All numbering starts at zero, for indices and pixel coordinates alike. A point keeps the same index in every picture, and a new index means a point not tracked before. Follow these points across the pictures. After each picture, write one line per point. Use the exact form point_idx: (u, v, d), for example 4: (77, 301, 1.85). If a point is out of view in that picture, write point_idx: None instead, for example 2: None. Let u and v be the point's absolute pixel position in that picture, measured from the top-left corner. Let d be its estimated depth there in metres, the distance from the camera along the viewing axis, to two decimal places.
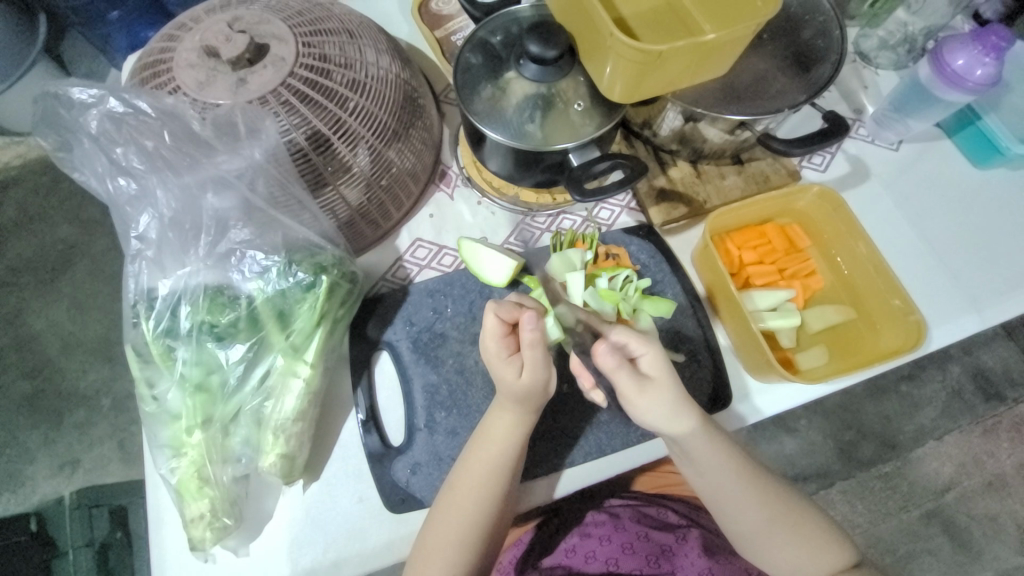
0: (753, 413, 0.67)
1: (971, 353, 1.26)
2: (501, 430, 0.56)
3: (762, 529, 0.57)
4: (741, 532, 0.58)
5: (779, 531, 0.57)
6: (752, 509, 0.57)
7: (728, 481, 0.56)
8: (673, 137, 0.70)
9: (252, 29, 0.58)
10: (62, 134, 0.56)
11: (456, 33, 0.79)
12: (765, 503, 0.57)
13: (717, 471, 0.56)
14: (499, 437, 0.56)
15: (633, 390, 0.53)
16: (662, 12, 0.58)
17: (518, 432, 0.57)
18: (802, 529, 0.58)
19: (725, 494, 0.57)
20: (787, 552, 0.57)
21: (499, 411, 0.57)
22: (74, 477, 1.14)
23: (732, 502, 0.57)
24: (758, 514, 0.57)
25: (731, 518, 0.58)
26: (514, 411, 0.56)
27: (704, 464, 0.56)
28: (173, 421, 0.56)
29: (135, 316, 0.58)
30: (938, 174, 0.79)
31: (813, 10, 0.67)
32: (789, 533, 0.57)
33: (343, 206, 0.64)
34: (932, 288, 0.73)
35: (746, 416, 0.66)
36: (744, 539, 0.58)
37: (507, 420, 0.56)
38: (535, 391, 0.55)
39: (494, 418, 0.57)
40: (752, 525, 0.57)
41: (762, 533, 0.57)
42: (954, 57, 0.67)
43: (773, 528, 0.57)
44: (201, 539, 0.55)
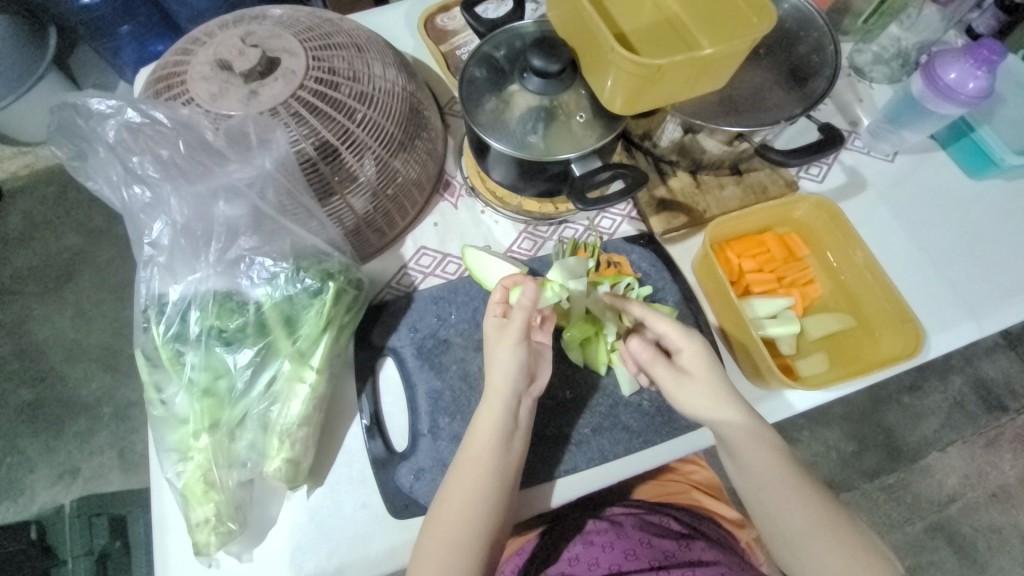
0: (779, 410, 0.67)
1: (971, 364, 1.26)
2: (488, 422, 0.57)
3: (811, 536, 0.56)
4: (791, 538, 0.56)
5: (828, 538, 0.56)
6: (800, 509, 0.57)
7: (774, 475, 0.57)
8: (673, 148, 0.72)
9: (264, 43, 0.60)
10: (79, 143, 0.58)
11: (460, 48, 0.82)
12: (812, 505, 0.57)
13: (762, 464, 0.57)
14: (488, 430, 0.57)
15: (676, 381, 0.59)
16: (661, 29, 0.60)
17: (504, 423, 0.58)
18: (851, 542, 0.56)
19: (771, 491, 0.57)
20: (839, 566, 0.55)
21: (486, 403, 0.58)
22: (74, 486, 1.14)
23: (779, 500, 0.57)
24: (805, 518, 0.56)
25: (774, 513, 0.57)
26: (499, 402, 0.58)
27: (749, 457, 0.58)
28: (180, 425, 0.57)
29: (146, 321, 0.59)
30: (934, 184, 0.80)
31: (807, 27, 0.69)
32: (838, 543, 0.56)
33: (350, 214, 0.66)
34: (930, 296, 0.73)
35: (767, 414, 0.67)
36: (793, 547, 0.56)
37: (493, 412, 0.58)
38: (514, 379, 0.58)
39: (483, 412, 0.58)
40: (801, 528, 0.56)
41: (812, 539, 0.56)
42: (947, 71, 0.69)
43: (822, 535, 0.56)
44: (205, 543, 0.55)
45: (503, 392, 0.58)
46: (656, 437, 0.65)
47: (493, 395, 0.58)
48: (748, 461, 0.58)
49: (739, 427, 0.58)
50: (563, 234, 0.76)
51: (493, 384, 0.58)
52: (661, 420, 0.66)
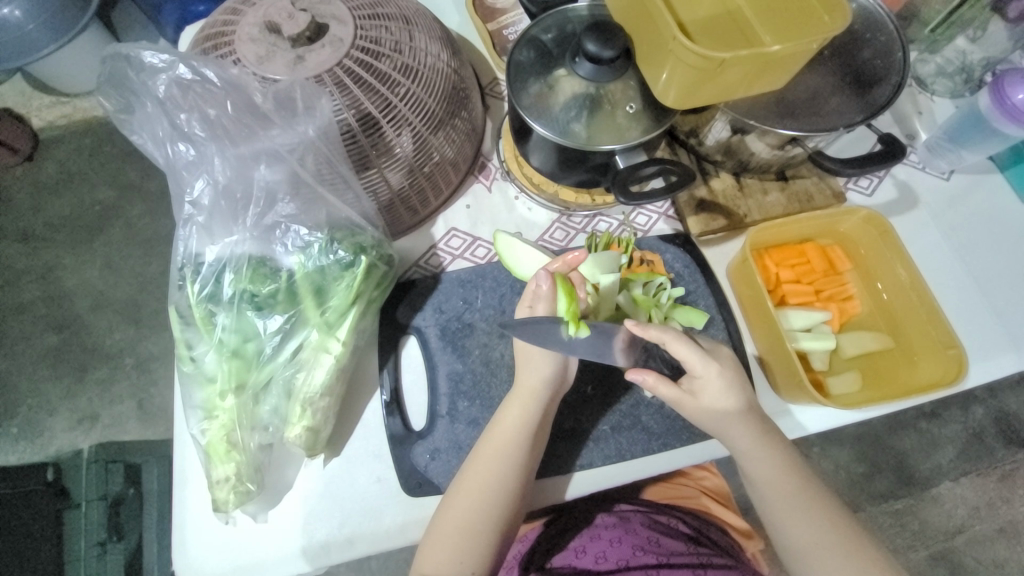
0: (797, 428, 0.66)
1: (995, 396, 1.22)
2: (516, 413, 0.58)
3: (818, 549, 0.55)
4: (796, 550, 0.55)
5: (837, 553, 0.54)
6: (809, 522, 0.55)
7: (781, 486, 0.57)
8: (719, 148, 0.69)
9: (314, 8, 0.58)
10: (128, 96, 0.58)
11: (508, 27, 0.80)
12: (821, 520, 0.56)
13: (767, 476, 0.57)
14: (515, 420, 0.57)
15: (681, 400, 0.57)
16: (722, 22, 0.57)
17: (533, 417, 0.58)
18: (863, 560, 0.54)
19: (777, 502, 0.56)
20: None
21: (516, 395, 0.59)
22: (92, 432, 1.18)
23: (785, 510, 0.56)
24: (814, 532, 0.55)
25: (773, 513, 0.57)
26: (530, 395, 0.58)
27: (755, 467, 0.57)
28: (208, 383, 0.58)
29: (181, 279, 0.60)
30: (988, 208, 0.77)
31: (875, 30, 0.65)
32: (848, 559, 0.54)
33: (385, 189, 0.65)
34: (974, 324, 0.71)
35: (788, 431, 0.66)
36: (799, 560, 0.55)
37: (523, 404, 0.58)
38: (546, 375, 0.58)
39: (510, 402, 0.59)
40: (808, 542, 0.55)
41: (819, 553, 0.54)
42: (1014, 90, 0.66)
43: (831, 550, 0.54)
44: (224, 501, 0.57)
45: (535, 384, 0.58)
46: (674, 441, 0.64)
47: (525, 387, 0.58)
48: (754, 470, 0.57)
49: (747, 438, 0.57)
50: (596, 227, 0.75)
51: (528, 380, 0.58)
52: (682, 424, 0.65)
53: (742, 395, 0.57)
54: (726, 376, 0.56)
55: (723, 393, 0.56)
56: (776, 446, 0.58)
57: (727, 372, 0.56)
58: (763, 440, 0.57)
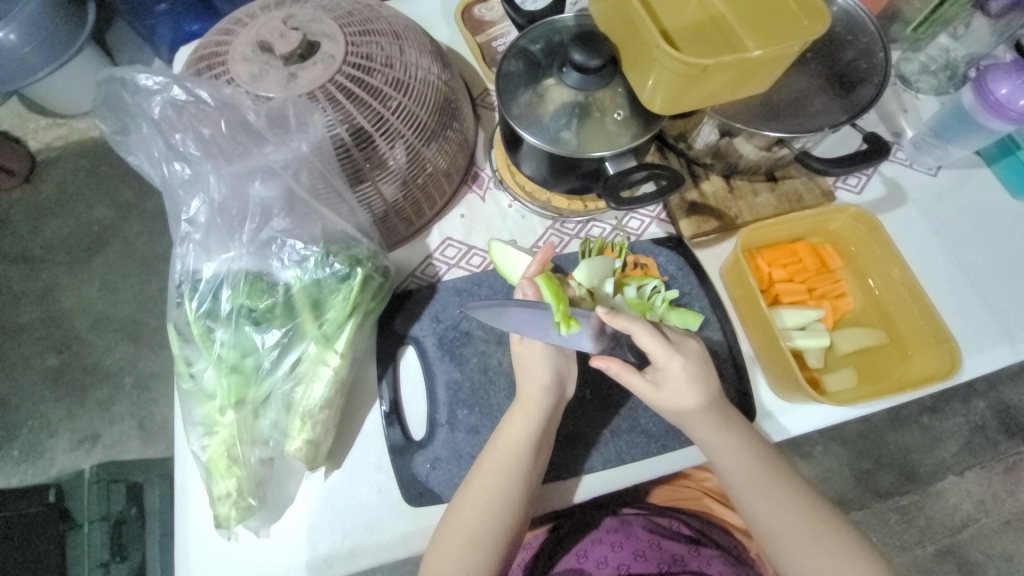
0: (781, 430, 0.66)
1: (995, 388, 1.23)
2: (520, 424, 0.58)
3: (789, 534, 0.56)
4: (769, 536, 0.56)
5: (808, 536, 0.55)
6: (778, 508, 0.56)
7: (748, 476, 0.57)
8: (708, 151, 0.70)
9: (305, 26, 0.60)
10: (123, 118, 0.59)
11: (497, 39, 0.82)
12: (789, 501, 0.56)
13: (734, 467, 0.57)
14: (519, 430, 0.57)
15: (644, 391, 0.57)
16: (706, 29, 0.58)
17: (536, 428, 0.58)
18: (833, 539, 0.55)
19: (747, 492, 0.57)
20: (817, 563, 0.55)
21: (520, 407, 0.59)
22: (93, 452, 1.17)
23: (754, 498, 0.57)
24: (784, 517, 0.56)
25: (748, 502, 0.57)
26: (532, 405, 0.58)
27: (721, 459, 0.58)
28: (208, 399, 0.58)
29: (179, 297, 0.60)
30: (977, 202, 0.78)
31: (856, 31, 0.67)
32: (816, 538, 0.55)
33: (379, 201, 0.66)
34: (967, 317, 0.71)
35: (771, 433, 0.66)
36: (773, 545, 0.56)
37: (527, 415, 0.58)
38: (548, 383, 0.59)
39: (514, 413, 0.59)
40: (779, 527, 0.56)
41: (790, 537, 0.55)
42: (997, 86, 0.67)
43: (799, 532, 0.55)
44: (226, 517, 0.57)
45: (538, 393, 0.59)
46: (674, 443, 0.65)
47: (529, 398, 0.59)
48: (721, 463, 0.58)
49: (711, 432, 0.57)
50: (589, 232, 0.76)
51: (531, 390, 0.59)
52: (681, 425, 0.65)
53: (704, 388, 0.56)
54: (689, 370, 0.55)
55: (686, 386, 0.56)
56: (741, 437, 0.58)
57: (690, 366, 0.56)
58: (728, 430, 0.57)
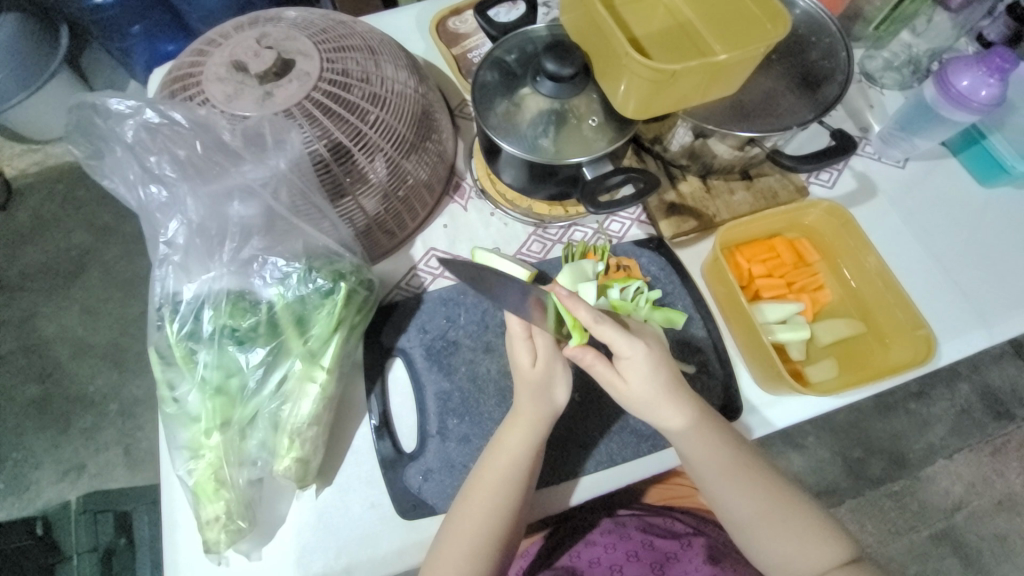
0: (761, 424, 0.67)
1: (979, 371, 1.25)
2: (517, 441, 0.57)
3: (760, 519, 0.56)
4: (740, 522, 0.57)
5: (778, 521, 0.56)
6: (749, 494, 0.57)
7: (716, 464, 0.57)
8: (683, 152, 0.72)
9: (279, 44, 0.60)
10: (96, 142, 0.58)
11: (472, 50, 0.83)
12: (757, 490, 0.57)
13: (704, 457, 0.57)
14: (516, 446, 0.57)
15: (612, 382, 0.57)
16: (674, 35, 0.60)
17: (532, 444, 0.58)
18: (801, 523, 0.56)
19: (717, 481, 0.57)
20: (787, 547, 0.56)
21: (517, 422, 0.58)
22: (80, 482, 1.14)
23: (725, 485, 0.57)
24: (754, 503, 0.57)
25: (718, 495, 0.58)
26: (531, 424, 0.58)
27: (688, 450, 0.58)
28: (192, 423, 0.57)
29: (160, 319, 0.60)
30: (945, 191, 0.80)
31: (819, 32, 0.69)
32: (782, 525, 0.56)
33: (361, 215, 0.66)
34: (941, 303, 0.73)
35: (751, 429, 0.67)
36: (744, 531, 0.57)
37: (523, 430, 0.58)
38: (548, 407, 0.58)
39: (510, 428, 0.58)
40: (749, 514, 0.56)
41: (758, 523, 0.56)
42: (959, 78, 0.69)
43: (766, 519, 0.56)
44: (215, 541, 0.56)
45: (537, 410, 0.58)
46: (663, 442, 0.65)
47: (529, 413, 0.58)
48: (689, 452, 0.58)
49: (679, 423, 0.57)
50: (572, 237, 0.76)
51: (528, 407, 0.58)
52: None
53: (668, 376, 0.57)
54: (653, 357, 0.56)
55: (651, 374, 0.56)
56: (709, 425, 0.58)
57: (653, 352, 0.56)
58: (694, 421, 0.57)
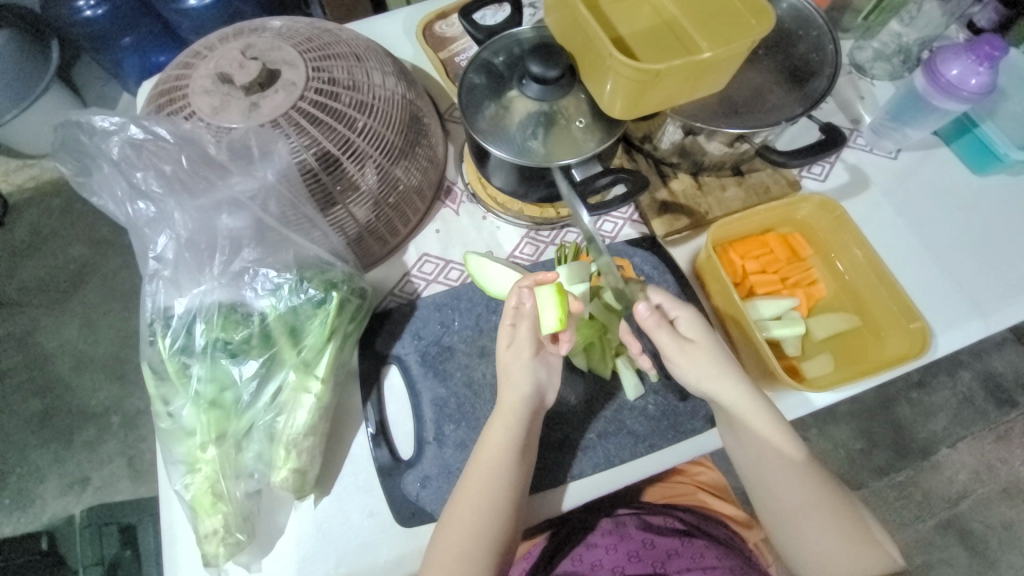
0: (801, 406, 0.66)
1: (980, 359, 1.25)
2: (501, 434, 0.58)
3: (806, 512, 0.56)
4: (783, 512, 0.57)
5: (822, 517, 0.56)
6: (798, 487, 0.56)
7: (771, 453, 0.57)
8: (674, 150, 0.72)
9: (264, 55, 0.60)
10: (83, 159, 0.58)
11: (459, 54, 0.83)
12: (809, 486, 0.57)
13: (763, 442, 0.57)
14: (500, 442, 0.57)
15: (678, 349, 0.59)
16: (659, 33, 0.60)
17: (517, 436, 0.58)
18: (844, 522, 0.56)
19: (769, 469, 0.57)
20: (832, 546, 0.56)
21: (500, 416, 0.59)
22: (84, 495, 1.15)
23: (776, 475, 0.57)
24: (802, 495, 0.56)
25: (770, 488, 0.57)
26: (511, 414, 0.58)
27: (748, 433, 0.58)
28: (187, 437, 0.57)
29: (152, 335, 0.60)
30: (938, 181, 0.80)
31: (807, 25, 0.69)
32: (831, 523, 0.56)
33: (352, 223, 0.66)
34: (936, 294, 0.73)
35: (789, 411, 0.66)
36: (786, 523, 0.57)
37: (506, 424, 0.58)
38: (527, 394, 0.59)
39: (494, 423, 0.58)
40: (799, 508, 0.56)
41: (806, 519, 0.56)
42: (948, 68, 0.69)
43: (817, 516, 0.56)
44: (214, 554, 0.56)
45: (516, 399, 0.58)
46: (661, 441, 0.65)
47: (509, 404, 0.58)
48: (748, 436, 0.58)
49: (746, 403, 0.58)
50: (564, 239, 0.76)
51: (509, 397, 0.59)
52: (667, 423, 0.66)
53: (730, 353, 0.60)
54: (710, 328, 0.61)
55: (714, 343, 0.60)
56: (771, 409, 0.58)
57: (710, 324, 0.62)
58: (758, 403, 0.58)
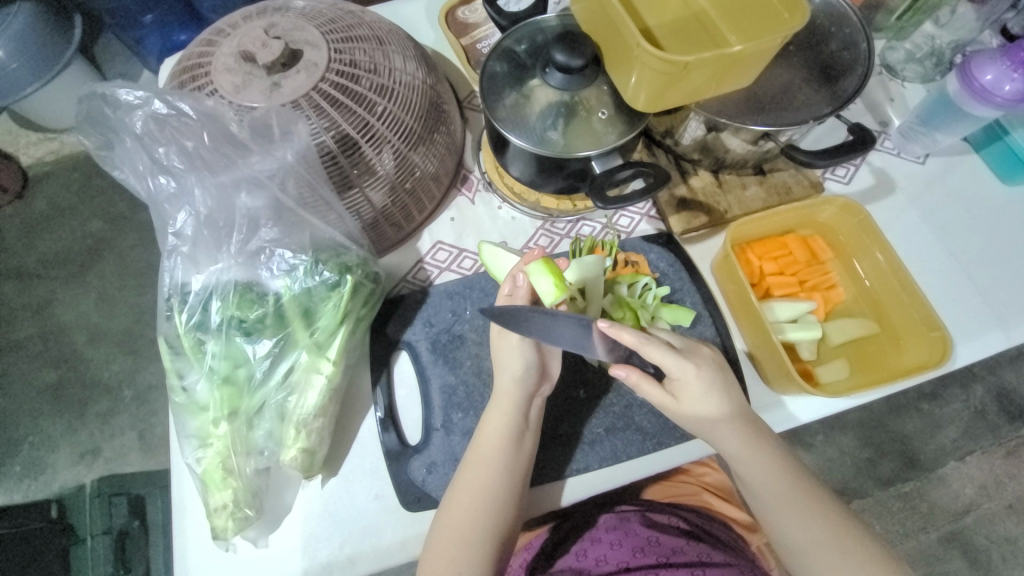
0: (784, 420, 0.66)
1: (995, 373, 1.23)
2: (497, 417, 0.58)
3: (814, 547, 0.54)
4: (790, 546, 0.56)
5: (834, 551, 0.54)
6: (804, 521, 0.55)
7: (772, 485, 0.56)
8: (695, 146, 0.70)
9: (288, 35, 0.60)
10: (106, 133, 0.59)
11: (481, 41, 0.82)
12: (815, 516, 0.55)
13: (761, 480, 0.56)
14: (498, 425, 0.58)
15: (663, 403, 0.57)
16: (688, 25, 0.59)
17: (513, 420, 0.58)
18: (859, 554, 0.54)
19: (771, 503, 0.56)
20: None
21: (497, 400, 0.59)
22: (95, 465, 1.17)
23: (779, 508, 0.56)
24: (808, 529, 0.55)
25: (775, 519, 0.56)
26: (507, 398, 0.58)
27: (745, 469, 0.57)
28: (200, 412, 0.58)
29: (169, 310, 0.60)
30: (966, 188, 0.78)
31: (840, 22, 0.67)
32: (842, 557, 0.54)
33: (367, 207, 0.66)
34: (957, 303, 0.71)
35: (774, 424, 0.66)
36: (796, 558, 0.56)
37: (503, 407, 0.58)
38: (519, 374, 0.58)
39: (491, 407, 0.59)
40: (804, 540, 0.55)
41: (814, 552, 0.54)
42: (982, 72, 0.67)
43: (826, 549, 0.54)
44: (223, 528, 0.57)
45: (509, 382, 0.58)
46: (669, 440, 0.65)
47: (506, 389, 0.59)
48: (746, 472, 0.57)
49: (737, 442, 0.57)
50: (580, 232, 0.76)
51: (504, 382, 0.59)
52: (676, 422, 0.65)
53: (725, 395, 0.56)
54: (705, 377, 0.55)
55: (705, 393, 0.56)
56: (765, 447, 0.57)
57: (706, 374, 0.56)
58: (753, 442, 0.57)
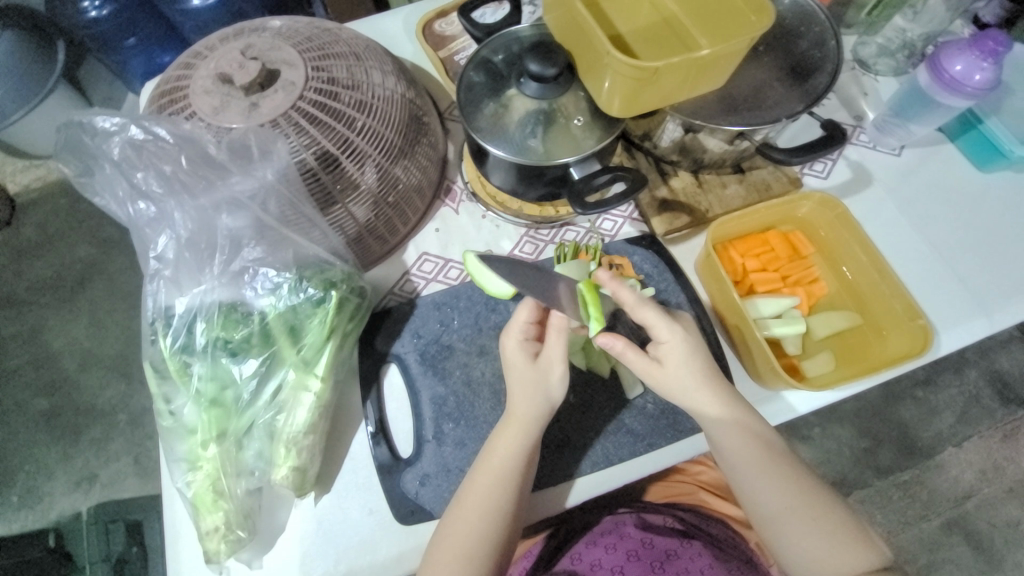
0: (782, 413, 0.67)
1: (986, 357, 1.24)
2: (511, 441, 0.58)
3: (786, 512, 0.55)
4: (770, 516, 0.56)
5: (809, 518, 0.55)
6: (778, 487, 0.56)
7: (746, 453, 0.56)
8: (674, 148, 0.71)
9: (264, 55, 0.60)
10: (85, 159, 0.59)
11: (459, 53, 0.82)
12: (788, 482, 0.56)
13: (738, 447, 0.56)
14: (509, 450, 0.57)
15: (648, 368, 0.57)
16: (659, 30, 0.60)
17: (524, 446, 0.58)
18: (828, 520, 0.55)
19: (747, 472, 0.56)
20: (817, 545, 0.54)
21: (512, 424, 0.58)
22: (91, 492, 1.16)
23: (753, 475, 0.56)
24: (784, 498, 0.55)
25: (751, 489, 0.56)
26: (528, 423, 0.58)
27: (722, 436, 0.57)
28: (189, 435, 0.58)
29: (153, 334, 0.60)
30: (943, 178, 0.79)
31: (809, 21, 0.68)
32: (814, 522, 0.55)
33: (351, 222, 0.66)
34: (939, 293, 0.72)
35: (771, 417, 0.66)
36: (773, 526, 0.56)
37: (518, 433, 0.58)
38: (542, 406, 0.58)
39: (506, 429, 0.58)
40: (779, 506, 0.55)
41: (789, 517, 0.55)
42: (952, 63, 0.68)
43: (799, 514, 0.55)
44: (215, 551, 0.56)
45: (528, 409, 0.58)
46: (660, 441, 0.65)
47: (521, 414, 0.58)
48: (723, 441, 0.57)
49: (716, 408, 0.57)
50: (564, 237, 0.76)
51: (523, 409, 0.58)
52: (665, 422, 0.65)
53: (711, 380, 0.57)
54: (690, 342, 0.57)
55: (688, 359, 0.57)
56: (739, 417, 0.57)
57: (690, 337, 0.58)
58: (728, 406, 0.57)
